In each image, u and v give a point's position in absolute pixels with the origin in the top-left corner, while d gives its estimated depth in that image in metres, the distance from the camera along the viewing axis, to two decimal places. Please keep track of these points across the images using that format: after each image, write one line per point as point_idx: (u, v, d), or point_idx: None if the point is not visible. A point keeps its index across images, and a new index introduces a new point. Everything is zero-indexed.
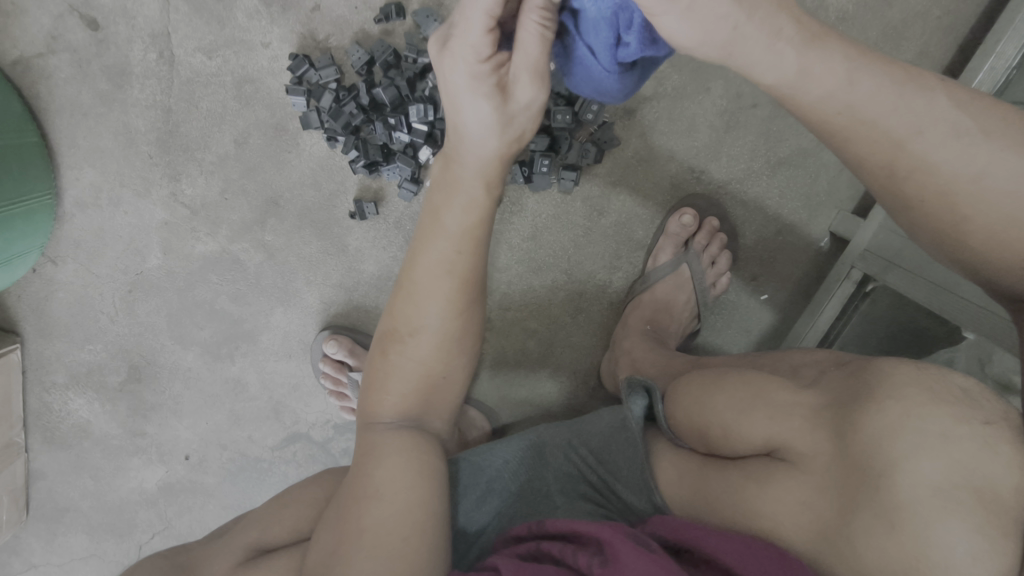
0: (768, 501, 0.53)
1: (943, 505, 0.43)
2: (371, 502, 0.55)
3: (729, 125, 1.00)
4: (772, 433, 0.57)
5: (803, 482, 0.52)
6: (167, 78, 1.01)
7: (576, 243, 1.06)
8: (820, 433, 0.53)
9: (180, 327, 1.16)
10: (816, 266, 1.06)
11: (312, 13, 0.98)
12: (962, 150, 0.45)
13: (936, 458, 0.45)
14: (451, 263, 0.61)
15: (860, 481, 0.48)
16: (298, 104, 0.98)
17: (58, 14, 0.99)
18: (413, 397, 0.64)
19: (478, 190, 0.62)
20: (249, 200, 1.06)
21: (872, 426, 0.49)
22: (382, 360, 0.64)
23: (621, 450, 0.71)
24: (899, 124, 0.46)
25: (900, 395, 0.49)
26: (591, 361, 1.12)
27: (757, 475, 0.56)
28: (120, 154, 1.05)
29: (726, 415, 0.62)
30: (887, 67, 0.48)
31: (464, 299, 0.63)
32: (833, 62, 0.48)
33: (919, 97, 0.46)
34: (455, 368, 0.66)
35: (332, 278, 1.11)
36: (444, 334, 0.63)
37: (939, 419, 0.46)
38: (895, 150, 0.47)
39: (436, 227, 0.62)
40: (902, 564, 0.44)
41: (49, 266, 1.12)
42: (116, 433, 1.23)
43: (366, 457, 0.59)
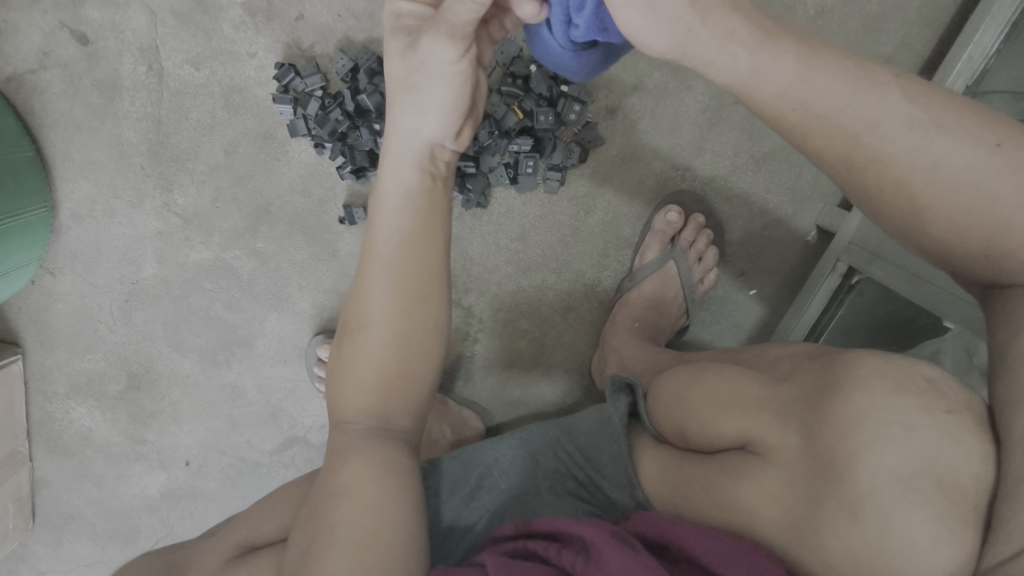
0: (741, 494, 0.54)
1: (904, 494, 0.44)
2: (340, 499, 0.57)
3: (712, 122, 1.00)
4: (746, 427, 0.58)
5: (774, 475, 0.53)
6: (156, 90, 1.03)
7: (563, 243, 1.07)
8: (790, 425, 0.54)
9: (176, 335, 1.18)
10: (804, 260, 1.06)
11: (296, 22, 0.99)
12: (916, 141, 0.45)
13: (899, 447, 0.45)
14: (386, 253, 0.60)
15: (826, 471, 0.48)
16: (284, 112, 0.99)
17: (49, 31, 1.01)
18: (370, 393, 0.61)
19: (409, 176, 0.61)
20: (241, 208, 1.08)
21: (838, 419, 0.49)
22: (340, 357, 0.63)
23: (605, 447, 0.72)
24: (851, 119, 0.47)
25: (867, 386, 0.50)
26: (583, 360, 1.13)
27: (731, 467, 0.57)
28: (112, 165, 1.07)
29: (703, 411, 0.63)
30: (839, 65, 0.48)
31: (415, 297, 0.60)
32: (785, 62, 0.49)
33: (872, 92, 0.47)
34: (420, 366, 0.62)
35: (324, 283, 1.13)
36: (393, 333, 0.60)
37: (902, 410, 0.47)
38: (852, 144, 0.47)
39: (376, 221, 0.61)
40: (867, 553, 0.44)
41: (47, 277, 1.14)
42: (117, 441, 1.25)
43: (337, 458, 0.60)
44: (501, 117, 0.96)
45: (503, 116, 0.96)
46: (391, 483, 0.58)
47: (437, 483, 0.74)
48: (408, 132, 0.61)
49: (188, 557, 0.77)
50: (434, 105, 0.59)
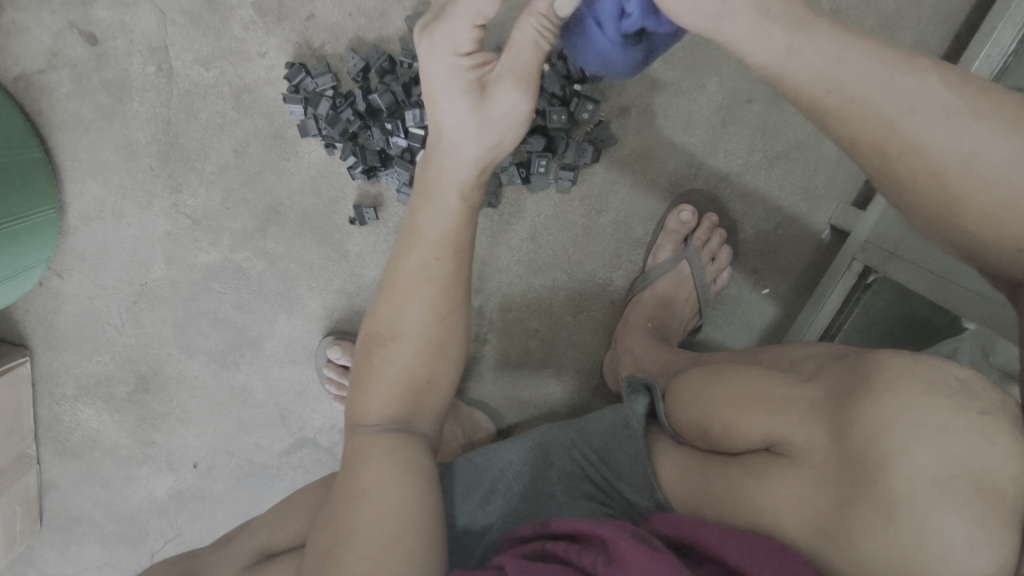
0: (766, 497, 0.54)
1: (940, 496, 0.43)
2: (362, 502, 0.56)
3: (726, 121, 0.99)
4: (771, 428, 0.57)
5: (802, 477, 0.52)
6: (166, 90, 1.02)
7: (575, 243, 1.07)
8: (818, 427, 0.53)
9: (185, 337, 1.17)
10: (817, 259, 1.06)
11: (307, 22, 0.99)
12: (953, 130, 0.44)
13: (932, 449, 0.45)
14: (428, 268, 0.61)
15: (857, 473, 0.48)
16: (295, 112, 0.99)
17: (58, 31, 1.00)
18: (399, 402, 0.63)
19: (453, 198, 0.62)
20: (251, 209, 1.07)
21: (869, 419, 0.49)
22: (367, 364, 0.64)
23: (623, 449, 0.72)
24: (888, 104, 0.46)
25: (896, 386, 0.49)
26: (594, 360, 1.13)
27: (756, 466, 0.56)
28: (122, 166, 1.06)
29: (726, 412, 0.62)
30: (874, 49, 0.47)
31: (449, 308, 0.63)
32: (820, 43, 0.48)
33: (908, 79, 0.46)
34: (447, 371, 0.65)
35: (334, 284, 1.12)
36: (426, 343, 0.62)
37: (936, 411, 0.46)
38: (886, 131, 0.47)
39: (417, 235, 0.62)
40: (901, 557, 0.44)
41: (55, 279, 1.14)
42: (125, 443, 1.25)
43: (359, 460, 0.60)
44: None
45: None
46: (415, 487, 0.58)
47: (453, 485, 0.73)
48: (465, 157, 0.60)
49: (201, 565, 0.76)
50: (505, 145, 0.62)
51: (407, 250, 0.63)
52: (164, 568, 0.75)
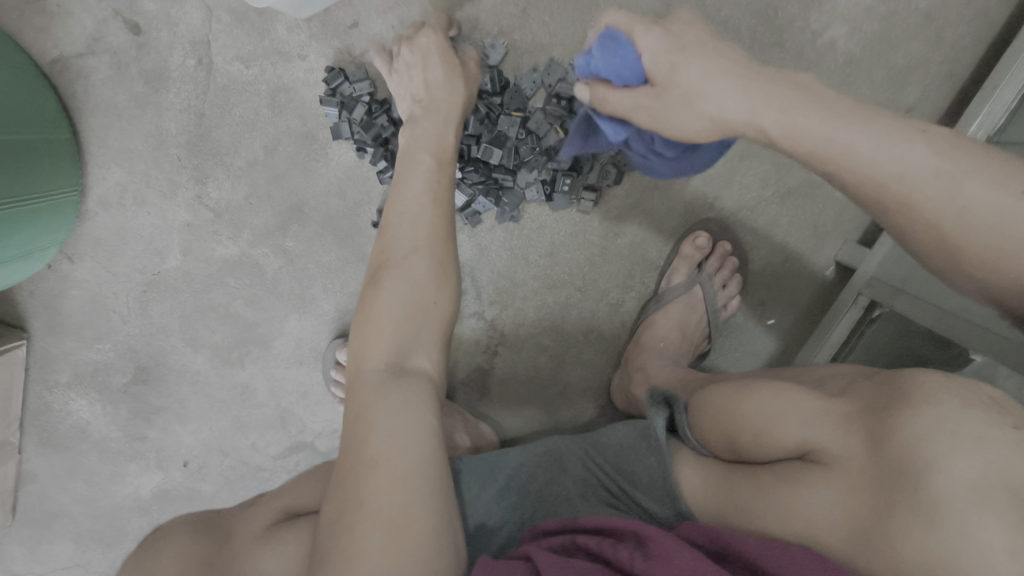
0: (805, 502, 0.55)
1: (981, 502, 0.45)
2: (362, 470, 0.56)
3: (743, 157, 1.03)
4: (807, 438, 0.59)
5: (839, 482, 0.54)
6: (203, 84, 1.03)
7: (591, 262, 1.09)
8: (854, 437, 0.56)
9: (191, 330, 1.17)
10: (820, 293, 1.10)
11: (350, 30, 1.00)
12: (945, 190, 0.53)
13: (971, 458, 0.47)
14: (411, 198, 0.74)
15: (897, 478, 0.50)
16: (330, 114, 1.01)
17: (102, 18, 1.00)
18: (399, 323, 0.66)
19: (425, 153, 0.78)
20: (274, 206, 1.08)
21: (908, 429, 0.51)
22: (374, 292, 0.68)
23: (641, 458, 0.73)
24: (881, 171, 0.56)
25: (935, 398, 0.52)
26: (600, 381, 1.15)
27: (794, 473, 0.58)
28: (149, 155, 1.06)
29: (758, 422, 0.65)
30: (864, 125, 0.57)
31: (434, 240, 0.71)
32: (818, 118, 0.58)
33: (898, 147, 0.55)
34: (437, 300, 0.69)
35: (350, 286, 1.13)
36: (428, 260, 0.70)
37: (973, 423, 0.49)
38: (884, 191, 0.56)
39: (402, 184, 0.76)
40: (939, 560, 0.45)
41: (65, 263, 1.13)
42: (115, 437, 1.24)
43: (365, 407, 0.60)
44: (543, 135, 0.99)
45: (545, 134, 0.99)
46: (426, 444, 0.59)
47: (465, 478, 0.73)
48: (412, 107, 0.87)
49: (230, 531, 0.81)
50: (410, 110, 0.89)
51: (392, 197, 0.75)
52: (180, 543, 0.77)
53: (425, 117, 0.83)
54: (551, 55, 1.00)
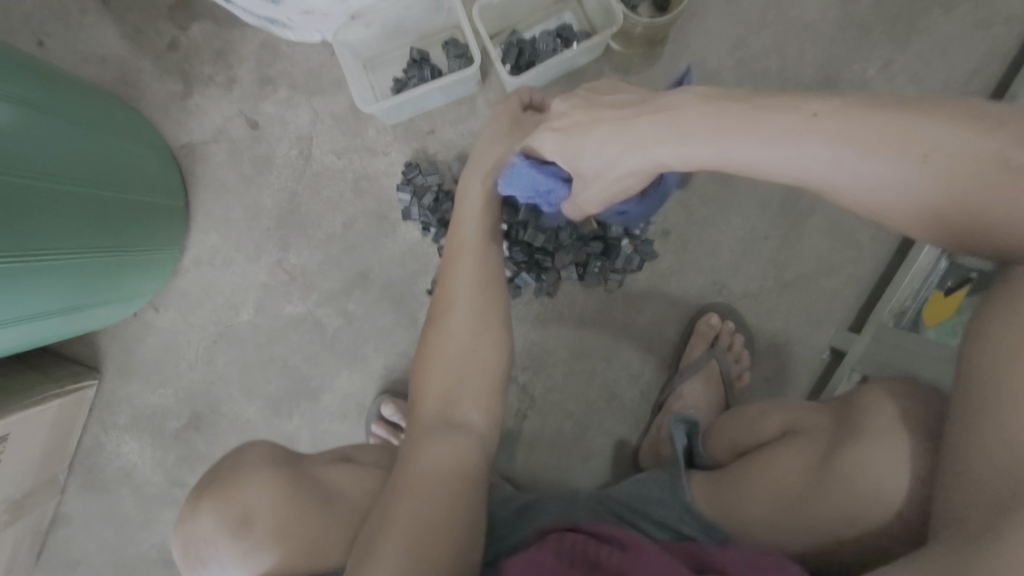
0: (780, 458, 0.75)
1: (890, 428, 0.65)
2: (403, 494, 0.71)
3: (746, 251, 1.23)
4: (789, 422, 0.81)
5: (806, 442, 0.74)
6: (300, 170, 1.25)
7: (615, 336, 1.25)
8: (822, 414, 0.77)
9: (249, 380, 1.29)
10: (817, 374, 1.23)
11: (427, 135, 1.24)
12: (1019, 166, 0.50)
13: (885, 405, 0.68)
14: (468, 246, 0.91)
15: (844, 429, 0.71)
16: (402, 199, 1.22)
17: (229, 115, 1.25)
18: (448, 370, 0.83)
19: (474, 212, 0.93)
20: (343, 272, 1.26)
21: (855, 401, 0.73)
22: (431, 339, 0.86)
23: (653, 494, 0.82)
24: (948, 162, 0.53)
25: (879, 397, 0.69)
26: (619, 447, 1.24)
27: (767, 453, 0.78)
28: (245, 224, 1.26)
29: (755, 421, 0.87)
30: (918, 121, 0.55)
31: (483, 287, 0.88)
32: (869, 121, 0.57)
33: (956, 137, 0.53)
34: (479, 347, 0.85)
35: (399, 346, 1.27)
36: (471, 311, 0.86)
37: (892, 389, 0.70)
38: (973, 178, 0.52)
39: (457, 238, 0.92)
40: (859, 472, 0.65)
41: (151, 312, 1.28)
42: (156, 482, 1.31)
43: (415, 446, 0.77)
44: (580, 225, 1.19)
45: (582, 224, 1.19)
46: (451, 480, 0.73)
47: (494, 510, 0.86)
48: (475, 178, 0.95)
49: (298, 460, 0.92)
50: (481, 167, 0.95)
51: (455, 237, 0.92)
52: (273, 446, 0.91)
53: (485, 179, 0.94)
54: None
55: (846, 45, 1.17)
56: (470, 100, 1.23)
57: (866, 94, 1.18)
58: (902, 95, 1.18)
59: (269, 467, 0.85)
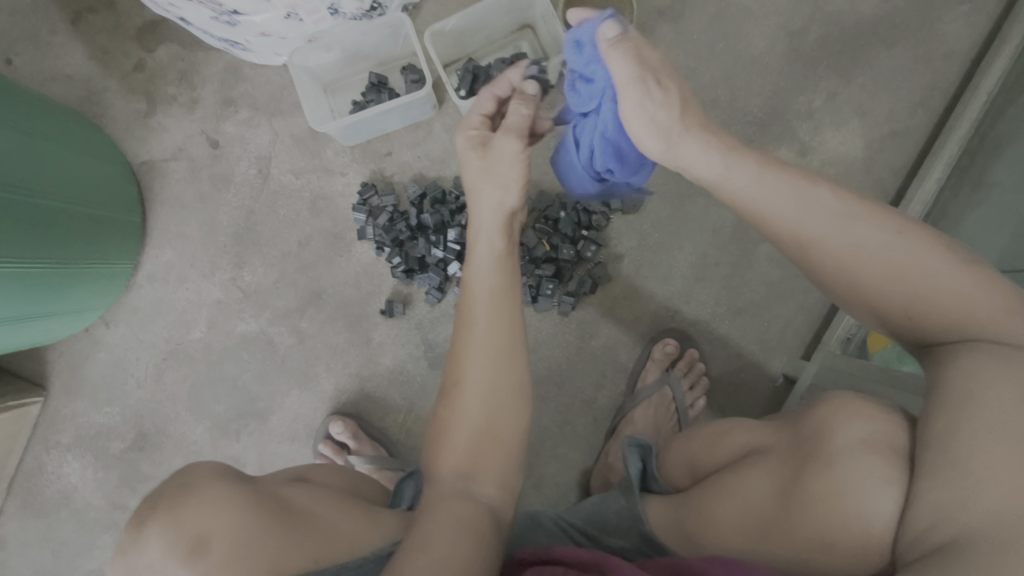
0: (742, 483, 0.69)
1: (860, 449, 0.58)
2: (411, 554, 0.57)
3: (698, 277, 1.24)
4: (749, 442, 0.75)
5: (766, 463, 0.68)
6: (258, 189, 1.26)
7: (568, 359, 1.24)
8: (780, 432, 0.71)
9: (198, 400, 1.26)
10: (772, 402, 1.22)
11: (385, 157, 1.25)
12: (884, 256, 0.59)
13: (855, 420, 0.60)
14: (482, 303, 0.75)
15: (804, 451, 0.64)
16: (358, 219, 1.23)
17: (190, 134, 1.27)
18: (462, 445, 0.69)
19: (490, 245, 0.79)
20: (297, 291, 1.25)
21: (814, 416, 0.66)
22: (443, 415, 0.72)
23: (608, 509, 0.83)
24: (844, 248, 0.61)
25: (851, 410, 0.62)
26: (572, 474, 1.23)
27: (730, 479, 0.71)
28: (200, 241, 1.26)
29: (712, 440, 0.82)
30: (833, 201, 0.63)
31: (501, 353, 0.73)
32: (776, 183, 0.65)
33: (869, 228, 0.60)
34: (506, 420, 0.71)
35: (351, 367, 1.25)
36: (491, 368, 0.72)
37: (859, 404, 0.62)
38: (849, 272, 0.61)
39: (472, 278, 0.78)
40: (836, 509, 0.57)
41: (101, 328, 1.27)
42: (97, 504, 1.27)
43: (428, 518, 0.63)
44: (533, 247, 1.20)
45: (534, 246, 1.20)
46: (468, 545, 0.59)
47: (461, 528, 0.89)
48: (489, 204, 0.80)
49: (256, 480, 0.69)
50: (510, 185, 0.80)
51: (466, 298, 0.77)
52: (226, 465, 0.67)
53: (486, 188, 0.80)
54: (542, 186, 1.24)
55: (792, 79, 1.21)
56: (427, 123, 1.25)
57: (813, 124, 1.21)
58: (849, 125, 1.21)
59: (229, 484, 0.62)
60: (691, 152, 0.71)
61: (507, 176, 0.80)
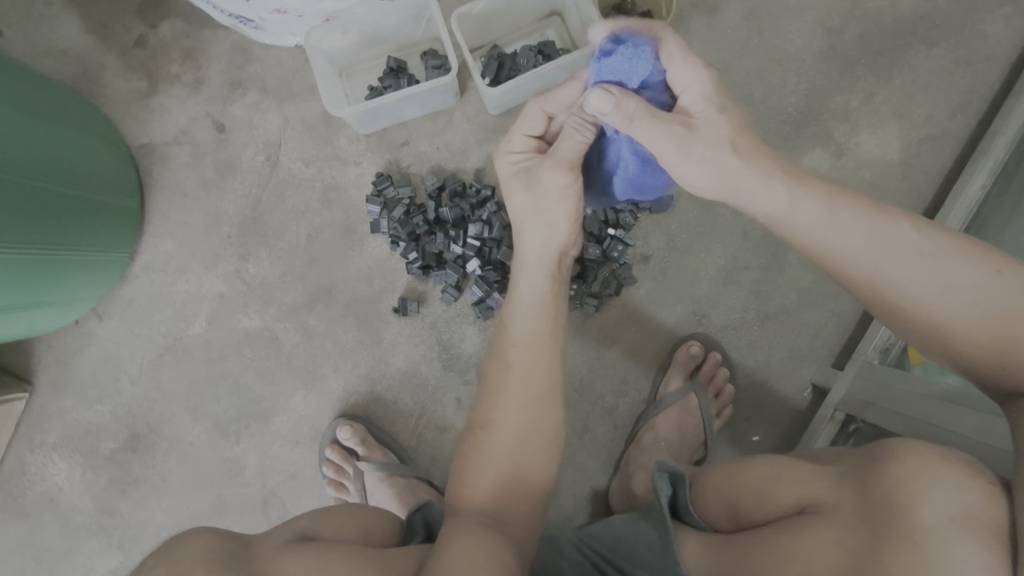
0: (800, 548, 0.58)
1: (957, 533, 0.48)
2: None
3: (727, 281, 1.19)
4: (805, 495, 0.63)
5: (833, 528, 0.57)
6: (266, 176, 1.19)
7: (590, 364, 1.18)
8: (846, 489, 0.59)
9: (196, 399, 1.19)
10: (800, 413, 1.18)
11: (402, 147, 1.19)
12: (971, 300, 0.56)
13: (944, 495, 0.50)
14: (521, 342, 0.74)
15: (879, 520, 0.53)
16: (372, 211, 1.16)
17: (194, 117, 1.20)
18: (493, 484, 0.70)
19: (541, 281, 0.75)
20: (305, 285, 1.19)
21: (890, 476, 0.54)
22: (470, 450, 0.73)
23: (639, 540, 0.77)
24: (927, 292, 0.58)
25: (932, 477, 0.51)
26: (590, 485, 1.17)
27: (785, 541, 0.60)
28: (203, 230, 1.19)
29: (760, 484, 0.69)
30: (915, 239, 0.59)
31: (535, 398, 0.73)
32: (855, 220, 0.62)
33: (952, 270, 0.57)
34: (536, 466, 0.72)
35: (360, 367, 1.19)
36: (525, 410, 0.72)
37: (950, 471, 0.52)
38: (933, 318, 0.58)
39: (514, 311, 0.75)
40: None
41: (93, 320, 1.19)
42: (84, 508, 1.19)
43: (446, 545, 0.60)
44: None
45: None
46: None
47: None
48: (535, 243, 0.74)
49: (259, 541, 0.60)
50: (558, 223, 0.74)
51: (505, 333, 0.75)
52: (214, 540, 0.56)
53: (532, 225, 0.74)
54: None
55: (829, 77, 1.17)
56: (447, 113, 1.19)
57: (849, 125, 1.17)
58: (885, 128, 1.17)
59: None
60: (756, 178, 0.65)
61: (556, 215, 0.73)
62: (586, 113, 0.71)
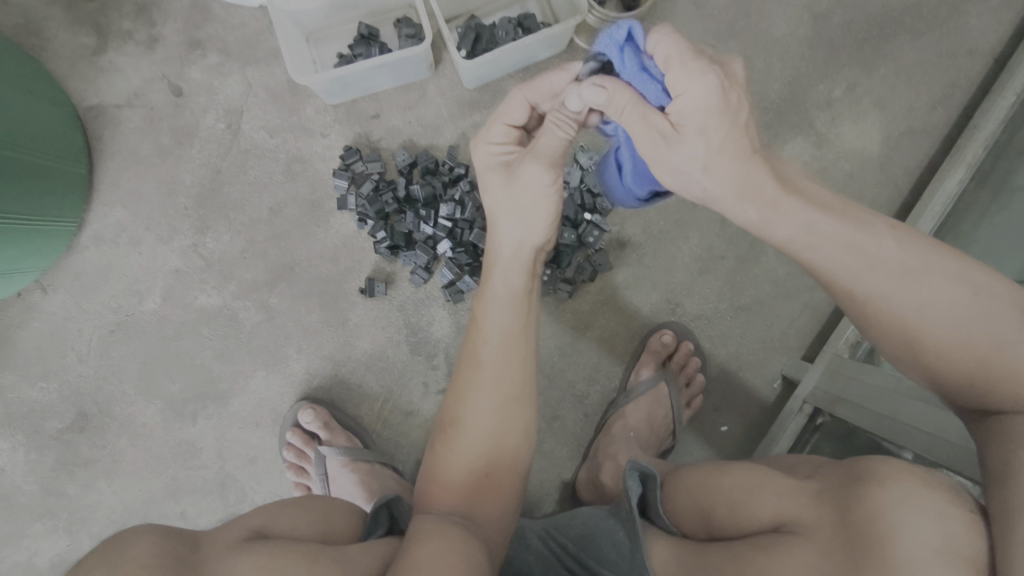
0: (776, 564, 0.54)
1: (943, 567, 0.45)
2: None
3: (702, 270, 1.17)
4: (779, 511, 0.59)
5: (811, 548, 0.53)
6: (226, 145, 1.12)
7: (561, 351, 1.16)
8: (825, 508, 0.55)
9: (149, 378, 1.13)
10: (768, 404, 1.18)
11: (372, 120, 1.13)
12: (950, 315, 0.55)
13: (931, 524, 0.47)
14: (493, 339, 0.71)
15: (860, 542, 0.50)
16: (339, 186, 1.11)
17: (149, 78, 1.12)
18: (463, 485, 0.68)
19: (516, 276, 0.72)
20: (267, 262, 1.13)
21: (874, 500, 0.51)
22: (437, 450, 0.71)
23: (606, 537, 0.74)
24: (907, 304, 0.57)
25: (915, 502, 0.49)
26: (557, 472, 1.16)
27: (759, 556, 0.55)
28: (157, 200, 1.12)
29: (734, 494, 0.66)
30: (898, 248, 0.58)
31: (508, 397, 0.70)
32: (834, 229, 0.59)
33: (933, 287, 0.56)
34: (509, 463, 0.70)
35: (324, 349, 1.14)
36: (496, 408, 0.70)
37: (933, 498, 0.49)
38: (910, 329, 0.57)
39: (487, 303, 0.73)
40: None
41: (38, 293, 1.12)
42: (27, 490, 1.13)
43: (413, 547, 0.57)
44: None
45: None
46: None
47: None
48: (510, 239, 0.71)
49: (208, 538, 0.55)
50: (536, 221, 0.69)
51: (477, 329, 0.73)
52: (157, 543, 0.51)
53: (507, 220, 0.70)
54: None
55: (813, 65, 1.14)
56: (421, 85, 1.14)
57: (831, 115, 1.15)
58: (867, 119, 1.15)
59: None
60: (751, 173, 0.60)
61: (534, 212, 0.69)
62: (569, 110, 0.64)
